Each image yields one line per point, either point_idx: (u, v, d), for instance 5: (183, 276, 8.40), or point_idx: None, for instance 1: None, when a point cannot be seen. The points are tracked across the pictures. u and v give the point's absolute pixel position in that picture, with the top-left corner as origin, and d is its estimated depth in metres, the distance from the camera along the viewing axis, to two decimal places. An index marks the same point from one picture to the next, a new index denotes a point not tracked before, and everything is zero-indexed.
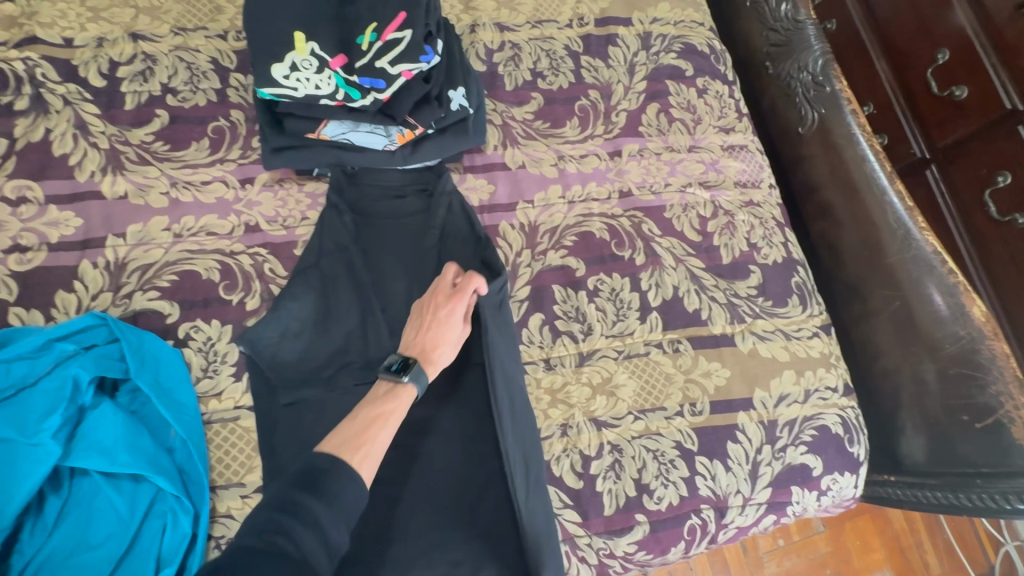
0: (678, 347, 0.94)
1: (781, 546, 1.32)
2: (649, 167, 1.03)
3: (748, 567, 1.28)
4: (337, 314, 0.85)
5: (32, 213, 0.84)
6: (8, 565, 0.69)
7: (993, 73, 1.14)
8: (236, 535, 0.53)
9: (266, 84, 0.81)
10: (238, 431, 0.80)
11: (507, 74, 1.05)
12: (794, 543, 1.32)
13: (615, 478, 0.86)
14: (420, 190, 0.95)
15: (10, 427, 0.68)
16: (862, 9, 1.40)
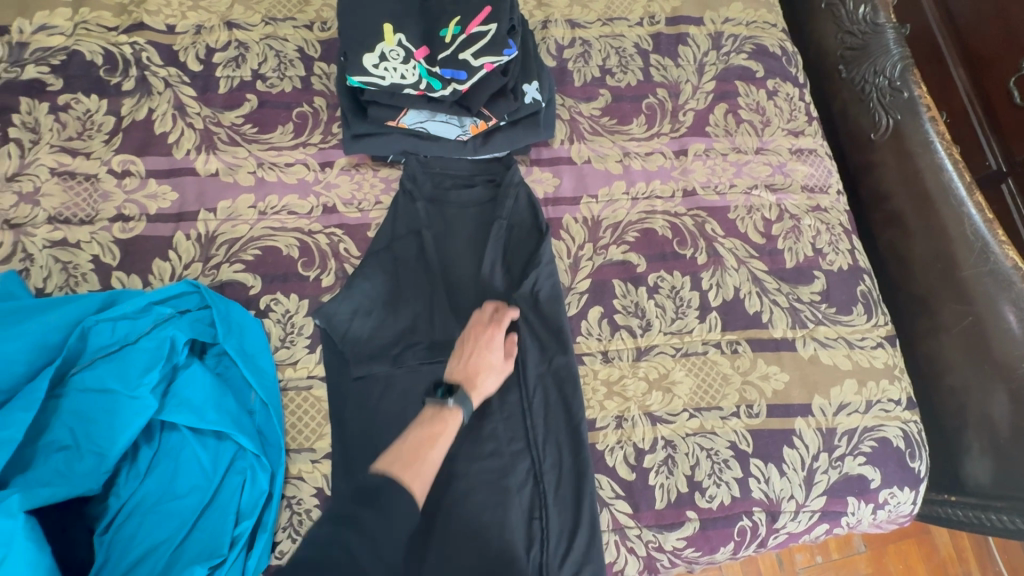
0: (736, 348, 0.93)
1: (818, 562, 1.29)
2: (715, 167, 1.03)
3: None
4: (406, 294, 0.90)
5: (134, 185, 0.91)
6: (107, 504, 0.76)
7: None
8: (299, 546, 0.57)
9: (357, 73, 0.86)
10: (311, 399, 0.85)
11: (576, 70, 1.06)
12: (833, 561, 1.29)
13: (668, 473, 0.87)
14: (488, 180, 0.97)
15: (114, 380, 0.74)
16: (939, 13, 1.32)
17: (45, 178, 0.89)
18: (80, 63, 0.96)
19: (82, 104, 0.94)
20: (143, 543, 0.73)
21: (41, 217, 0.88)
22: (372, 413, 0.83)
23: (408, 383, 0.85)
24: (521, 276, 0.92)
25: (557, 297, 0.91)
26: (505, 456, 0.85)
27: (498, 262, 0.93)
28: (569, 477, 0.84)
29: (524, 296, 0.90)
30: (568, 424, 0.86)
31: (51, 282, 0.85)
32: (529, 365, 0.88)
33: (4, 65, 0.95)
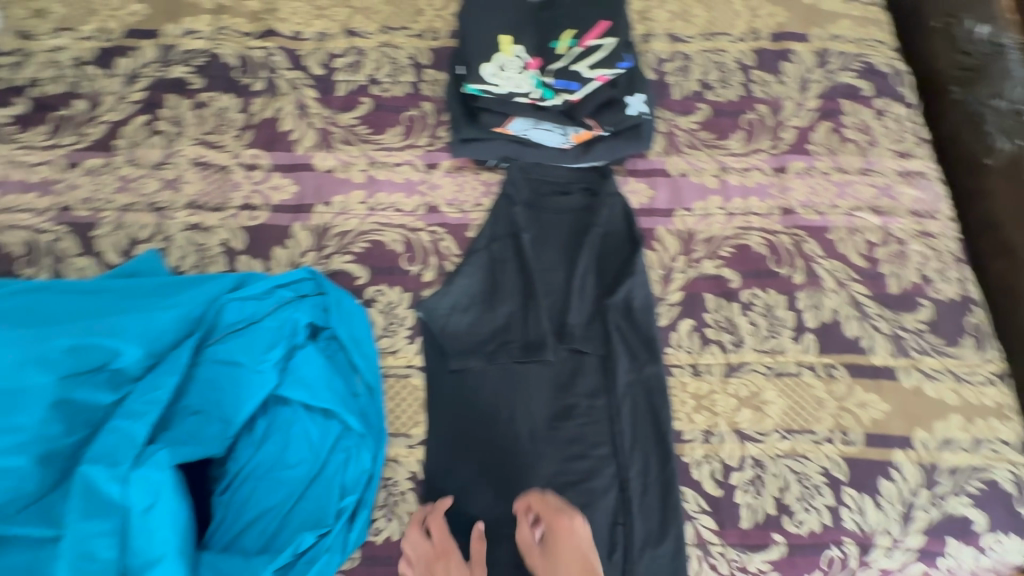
0: (832, 372, 0.91)
1: None
2: (816, 186, 1.01)
3: None
4: (502, 295, 0.93)
5: (260, 177, 0.99)
6: (226, 468, 0.82)
7: None
8: None
9: (475, 81, 0.94)
10: (409, 387, 0.89)
11: (676, 84, 1.07)
12: None
13: (755, 493, 0.86)
14: (585, 188, 0.99)
15: (242, 355, 0.81)
16: None
17: (186, 168, 0.99)
18: (219, 65, 1.06)
19: (219, 102, 1.03)
20: (257, 506, 0.80)
21: (180, 202, 0.97)
22: (468, 404, 0.88)
23: (501, 380, 0.89)
24: (614, 284, 0.94)
25: (651, 306, 0.93)
26: (591, 459, 0.86)
27: (591, 269, 0.95)
28: (654, 486, 0.85)
29: (616, 303, 0.92)
30: (655, 434, 0.87)
31: (186, 261, 0.94)
32: (619, 372, 0.89)
33: (155, 65, 1.05)
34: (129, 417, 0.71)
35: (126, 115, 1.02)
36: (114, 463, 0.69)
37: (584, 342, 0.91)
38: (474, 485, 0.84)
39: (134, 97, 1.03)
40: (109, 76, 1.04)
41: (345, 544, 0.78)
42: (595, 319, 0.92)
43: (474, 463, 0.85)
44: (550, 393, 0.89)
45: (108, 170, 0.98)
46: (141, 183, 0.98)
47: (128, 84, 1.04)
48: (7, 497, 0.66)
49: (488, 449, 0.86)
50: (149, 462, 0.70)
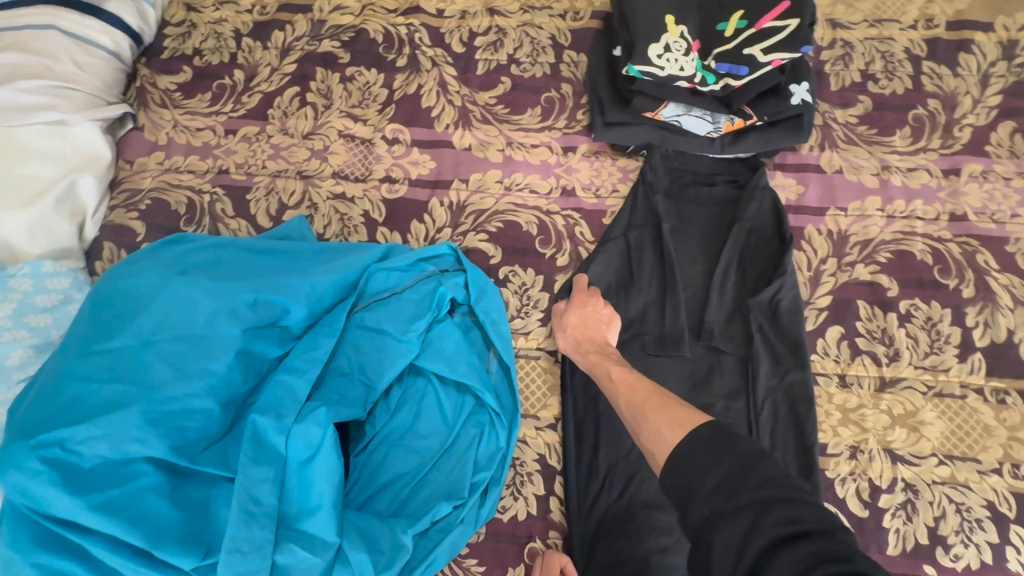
0: (1004, 398, 0.83)
1: None
2: (993, 192, 0.91)
3: None
4: (640, 283, 0.91)
5: (401, 151, 1.01)
6: (363, 430, 0.85)
7: None
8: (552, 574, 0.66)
9: (639, 61, 0.88)
10: (539, 369, 0.89)
11: (835, 73, 1.00)
12: None
13: (906, 519, 0.79)
14: (730, 181, 0.95)
15: (390, 323, 0.83)
16: None
17: (333, 139, 1.02)
18: (365, 40, 1.08)
19: (364, 76, 1.06)
20: (393, 470, 0.82)
21: (326, 171, 1.01)
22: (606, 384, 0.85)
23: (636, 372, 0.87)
24: (758, 283, 0.89)
25: (799, 309, 0.87)
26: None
27: (733, 265, 0.90)
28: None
29: (761, 303, 0.87)
30: (796, 443, 0.82)
31: (330, 229, 0.97)
32: (761, 375, 0.85)
33: (306, 38, 1.09)
34: (293, 373, 0.75)
35: (279, 86, 1.07)
36: (280, 415, 0.72)
37: (723, 339, 0.87)
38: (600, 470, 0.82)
39: (286, 69, 1.08)
40: (265, 48, 1.09)
41: (476, 519, 0.79)
42: (736, 317, 0.89)
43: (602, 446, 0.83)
44: (684, 389, 0.86)
45: (261, 137, 1.04)
46: (291, 151, 1.02)
47: (281, 57, 1.09)
48: (192, 437, 0.69)
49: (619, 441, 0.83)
50: (309, 418, 0.73)
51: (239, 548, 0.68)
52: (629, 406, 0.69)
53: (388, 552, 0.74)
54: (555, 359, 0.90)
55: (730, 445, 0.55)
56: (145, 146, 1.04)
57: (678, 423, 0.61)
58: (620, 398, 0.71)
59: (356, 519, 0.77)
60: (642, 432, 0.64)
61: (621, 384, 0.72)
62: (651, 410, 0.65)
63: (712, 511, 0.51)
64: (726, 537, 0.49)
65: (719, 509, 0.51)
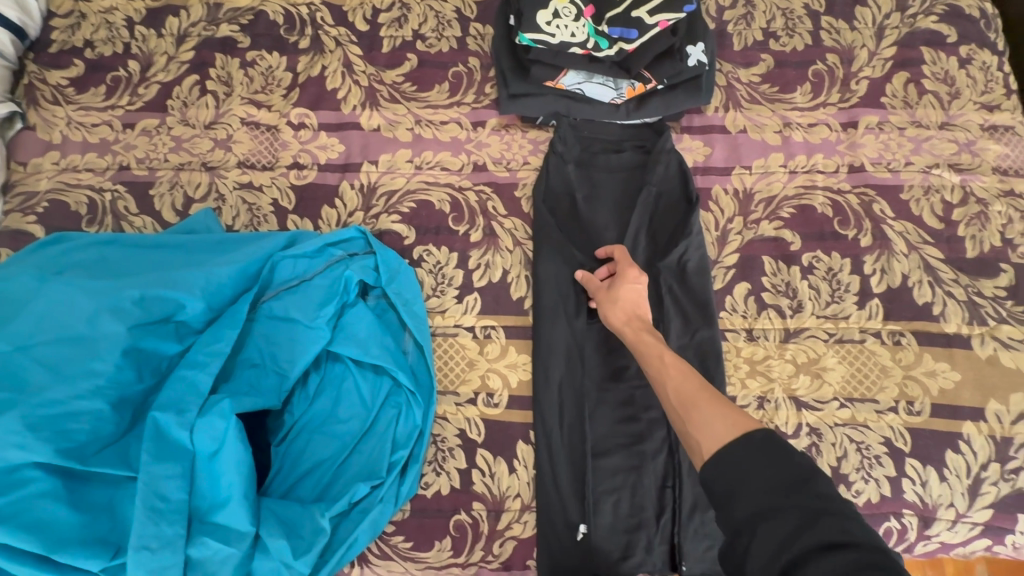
0: (899, 339, 0.86)
1: None
2: (889, 142, 0.94)
3: None
4: (557, 252, 0.90)
5: (308, 136, 0.99)
6: (282, 420, 0.85)
7: None
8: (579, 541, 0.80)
9: (530, 29, 0.88)
10: (456, 346, 0.89)
11: (737, 33, 1.00)
12: None
13: (811, 461, 0.83)
14: (638, 146, 0.95)
15: (297, 311, 0.82)
16: None
17: (236, 127, 1.00)
18: (265, 23, 1.05)
19: (266, 60, 1.03)
20: (313, 458, 0.82)
21: (232, 161, 0.98)
22: (580, 346, 0.87)
23: (570, 341, 0.87)
24: (668, 245, 0.90)
25: (705, 269, 0.89)
26: (642, 418, 0.85)
27: (643, 230, 0.91)
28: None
29: (671, 265, 0.89)
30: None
31: (239, 220, 0.95)
32: (674, 335, 0.87)
33: (203, 24, 1.05)
34: (194, 367, 0.74)
35: (177, 76, 1.03)
36: (181, 411, 0.72)
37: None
38: (565, 426, 0.84)
39: (184, 57, 1.04)
40: (160, 36, 1.05)
41: (397, 497, 0.80)
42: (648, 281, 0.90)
43: (567, 405, 0.85)
44: (597, 355, 0.88)
45: (162, 130, 1.00)
46: (194, 142, 0.99)
47: (177, 44, 1.04)
48: (83, 439, 0.67)
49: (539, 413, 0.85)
50: (212, 410, 0.73)
51: (148, 545, 0.68)
52: (676, 391, 0.66)
53: (307, 537, 0.75)
54: (472, 335, 0.90)
55: (791, 457, 0.53)
56: (39, 146, 1.00)
57: (733, 423, 0.59)
58: (665, 378, 0.69)
59: (274, 507, 0.77)
60: (689, 422, 0.62)
61: (669, 366, 0.69)
62: (701, 398, 0.63)
63: (757, 512, 0.51)
64: (770, 538, 0.49)
65: (766, 513, 0.51)
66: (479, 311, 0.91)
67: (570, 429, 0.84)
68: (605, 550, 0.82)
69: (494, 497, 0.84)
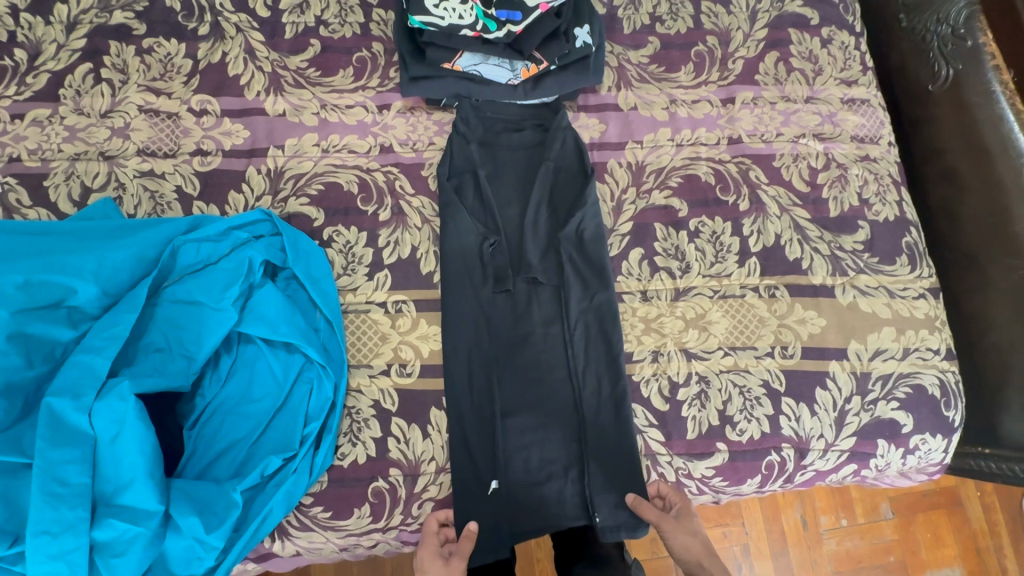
0: (774, 293, 0.95)
1: (844, 526, 1.31)
2: (762, 116, 1.03)
3: (807, 542, 1.29)
4: (463, 227, 0.94)
5: (211, 123, 0.99)
6: (194, 403, 0.85)
7: None
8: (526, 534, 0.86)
9: (418, 12, 0.92)
10: (368, 321, 0.92)
11: (626, 17, 1.07)
12: (858, 525, 1.31)
13: (700, 407, 0.91)
14: (537, 124, 1.01)
15: (202, 293, 0.82)
16: None
17: (134, 115, 0.98)
18: (161, 9, 1.04)
19: (164, 48, 1.02)
20: (227, 438, 0.83)
21: (131, 149, 0.97)
22: (486, 316, 0.92)
23: (477, 311, 0.92)
24: (567, 217, 0.96)
25: (601, 237, 0.95)
26: (547, 378, 0.91)
27: (544, 202, 0.96)
28: (606, 404, 0.90)
29: (569, 234, 0.95)
30: (604, 352, 0.92)
31: (141, 209, 0.94)
32: (574, 299, 0.93)
33: (95, 11, 1.03)
34: (90, 351, 0.74)
35: (68, 64, 1.00)
36: (78, 395, 0.71)
37: (540, 272, 0.93)
38: (476, 390, 0.89)
39: (75, 45, 1.01)
40: (47, 23, 1.02)
41: (311, 468, 0.83)
42: (550, 251, 0.95)
43: (477, 371, 0.90)
44: (503, 324, 0.93)
45: (54, 120, 0.97)
46: (90, 132, 0.97)
47: (68, 32, 1.02)
48: None
49: (451, 380, 0.89)
50: (111, 393, 0.73)
51: (48, 529, 0.68)
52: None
53: (220, 512, 0.76)
54: (384, 310, 0.93)
55: None
56: None
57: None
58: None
59: (185, 487, 0.77)
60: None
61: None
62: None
63: None
64: None
65: None
66: (390, 286, 0.94)
67: (479, 393, 0.89)
68: (517, 503, 0.87)
69: (410, 462, 0.87)
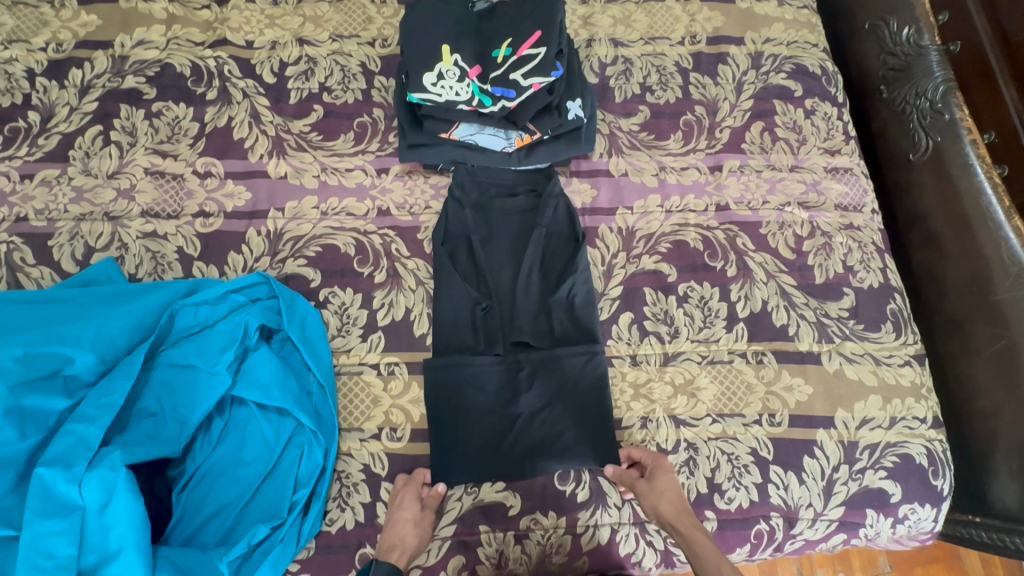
0: (761, 359, 0.97)
1: None
2: (748, 183, 1.07)
3: None
4: (456, 293, 0.96)
5: (214, 185, 1.02)
6: (184, 466, 0.86)
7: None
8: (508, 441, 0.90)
9: (416, 89, 0.95)
10: (361, 383, 0.93)
11: (617, 87, 1.12)
12: None
13: (689, 474, 0.91)
14: (531, 190, 1.05)
15: (197, 357, 0.84)
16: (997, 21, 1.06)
17: (140, 177, 1.02)
18: (171, 75, 1.08)
19: (172, 111, 1.06)
20: (215, 502, 0.83)
21: (135, 211, 1.00)
22: (481, 380, 0.93)
23: (469, 376, 0.92)
24: (558, 281, 0.98)
25: (592, 303, 0.98)
26: (543, 437, 0.91)
27: (535, 268, 0.99)
28: (592, 442, 0.91)
29: (560, 299, 0.97)
30: (596, 409, 0.93)
31: (142, 269, 0.96)
32: (567, 356, 0.94)
33: (108, 75, 1.07)
34: (84, 421, 0.75)
35: (80, 126, 1.04)
36: (69, 465, 0.72)
37: (530, 336, 0.95)
38: (471, 451, 0.90)
39: (87, 108, 1.05)
40: (61, 87, 1.06)
41: (299, 536, 0.82)
42: (540, 314, 0.97)
43: (471, 437, 0.90)
44: (499, 386, 0.93)
45: (62, 181, 1.00)
46: (96, 192, 1.00)
47: (80, 96, 1.06)
48: None
49: (448, 444, 0.90)
50: (102, 463, 0.74)
51: None
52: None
53: None
54: (376, 372, 0.94)
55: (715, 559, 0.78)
56: None
57: None
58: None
59: (172, 555, 0.77)
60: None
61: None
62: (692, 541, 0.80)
63: None
64: None
65: None
66: (383, 348, 0.95)
67: (471, 453, 0.89)
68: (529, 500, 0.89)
69: None
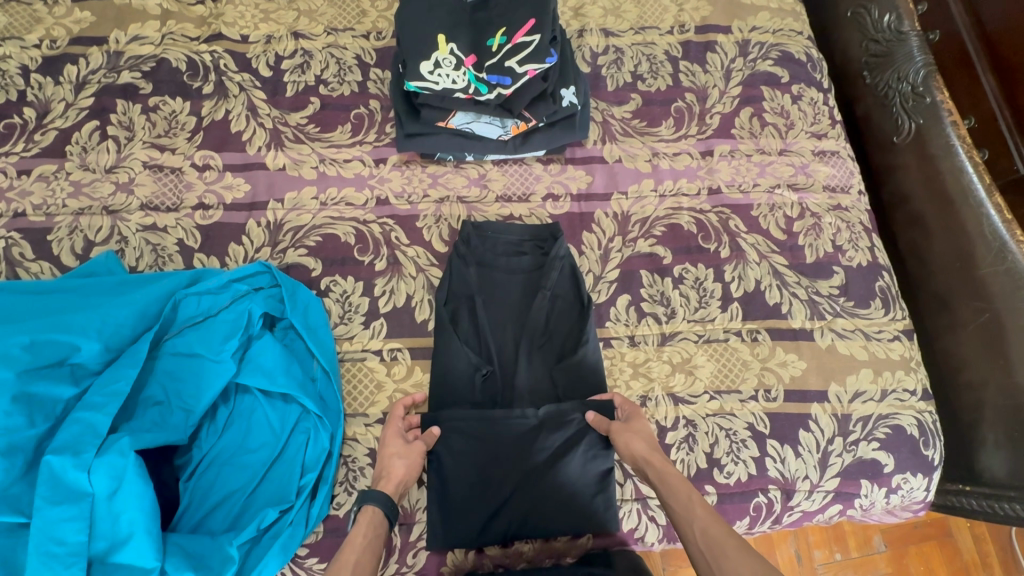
0: (756, 336, 1.00)
1: (837, 560, 1.28)
2: (739, 167, 1.10)
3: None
4: (458, 357, 0.93)
5: (213, 177, 1.03)
6: (190, 454, 0.86)
7: (1008, 135, 1.04)
8: (511, 506, 0.86)
9: (414, 78, 0.97)
10: (365, 370, 0.94)
11: (609, 76, 1.14)
12: (851, 559, 1.28)
13: (688, 450, 0.93)
14: (537, 247, 1.02)
15: (201, 346, 0.85)
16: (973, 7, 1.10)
17: (138, 170, 1.02)
18: (167, 69, 1.09)
19: (169, 106, 1.07)
20: (222, 489, 0.84)
21: (134, 204, 1.00)
22: (484, 444, 0.88)
23: (470, 441, 0.87)
24: (563, 348, 0.96)
25: (598, 373, 0.94)
26: (547, 503, 0.87)
27: (539, 331, 0.96)
28: (597, 513, 0.87)
29: (566, 366, 0.93)
30: (594, 470, 0.89)
31: (143, 261, 0.97)
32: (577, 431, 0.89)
33: (103, 71, 1.08)
34: (91, 408, 0.75)
35: (76, 122, 1.04)
36: (78, 452, 0.72)
37: (532, 406, 0.92)
38: (469, 515, 0.86)
39: (82, 103, 1.05)
40: (57, 83, 1.06)
41: (307, 520, 0.83)
42: (543, 384, 0.94)
43: (471, 499, 0.86)
44: (501, 452, 0.87)
45: (60, 175, 1.01)
46: (94, 187, 1.00)
47: (76, 91, 1.06)
48: None
49: (446, 504, 0.86)
50: (111, 449, 0.74)
51: None
52: (703, 532, 0.71)
53: (216, 567, 0.76)
54: (380, 358, 0.95)
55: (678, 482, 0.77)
56: None
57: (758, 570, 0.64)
58: (693, 518, 0.72)
59: (181, 541, 0.77)
60: (717, 568, 0.67)
61: (696, 505, 0.73)
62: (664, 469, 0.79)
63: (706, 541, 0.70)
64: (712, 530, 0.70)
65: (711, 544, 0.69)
66: (386, 334, 0.96)
67: (468, 515, 0.85)
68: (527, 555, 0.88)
69: (405, 510, 0.87)
